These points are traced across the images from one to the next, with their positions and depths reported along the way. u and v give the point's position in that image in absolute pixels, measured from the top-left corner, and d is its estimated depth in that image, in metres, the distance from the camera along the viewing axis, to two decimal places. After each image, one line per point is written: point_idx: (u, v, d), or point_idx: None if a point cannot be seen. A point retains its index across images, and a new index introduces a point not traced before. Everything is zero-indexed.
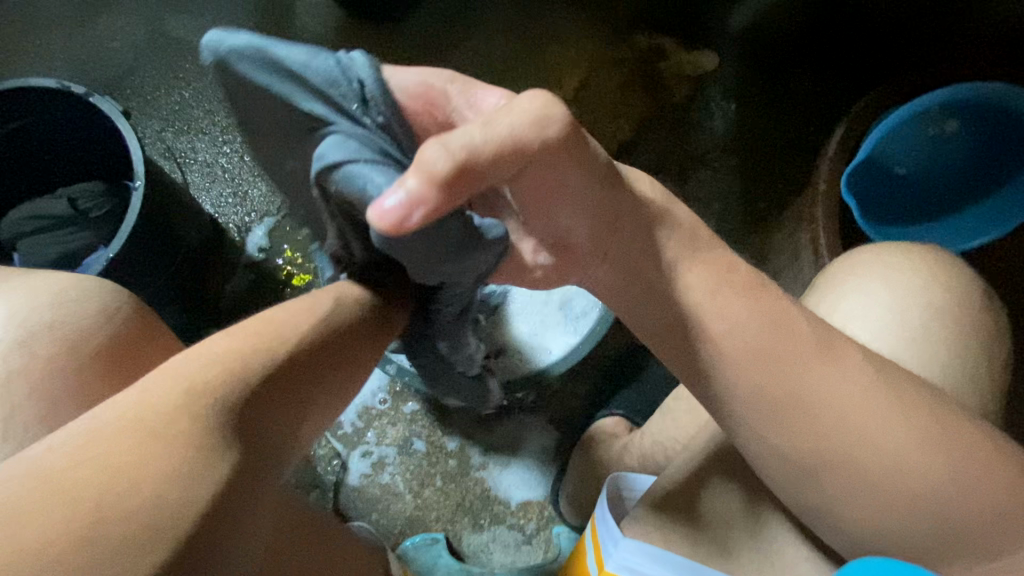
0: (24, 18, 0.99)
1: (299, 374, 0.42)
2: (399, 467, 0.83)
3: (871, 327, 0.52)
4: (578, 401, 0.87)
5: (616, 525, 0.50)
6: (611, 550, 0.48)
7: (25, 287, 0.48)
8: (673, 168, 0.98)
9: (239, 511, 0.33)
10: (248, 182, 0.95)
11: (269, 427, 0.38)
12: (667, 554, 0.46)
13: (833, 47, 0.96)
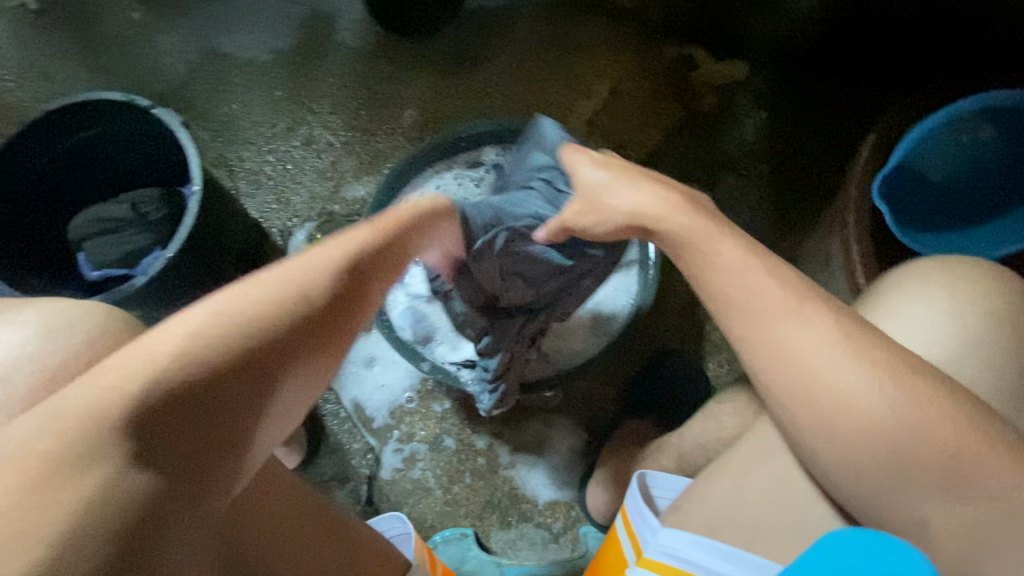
0: (90, 38, 1.07)
1: (270, 364, 0.36)
2: (429, 463, 0.86)
3: (921, 332, 0.53)
4: (604, 403, 0.88)
5: (653, 516, 0.54)
6: (649, 539, 0.51)
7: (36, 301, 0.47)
8: (701, 174, 0.99)
9: (171, 525, 0.31)
10: (291, 189, 1.00)
11: (220, 426, 0.33)
12: (706, 541, 0.49)
13: (864, 55, 0.96)
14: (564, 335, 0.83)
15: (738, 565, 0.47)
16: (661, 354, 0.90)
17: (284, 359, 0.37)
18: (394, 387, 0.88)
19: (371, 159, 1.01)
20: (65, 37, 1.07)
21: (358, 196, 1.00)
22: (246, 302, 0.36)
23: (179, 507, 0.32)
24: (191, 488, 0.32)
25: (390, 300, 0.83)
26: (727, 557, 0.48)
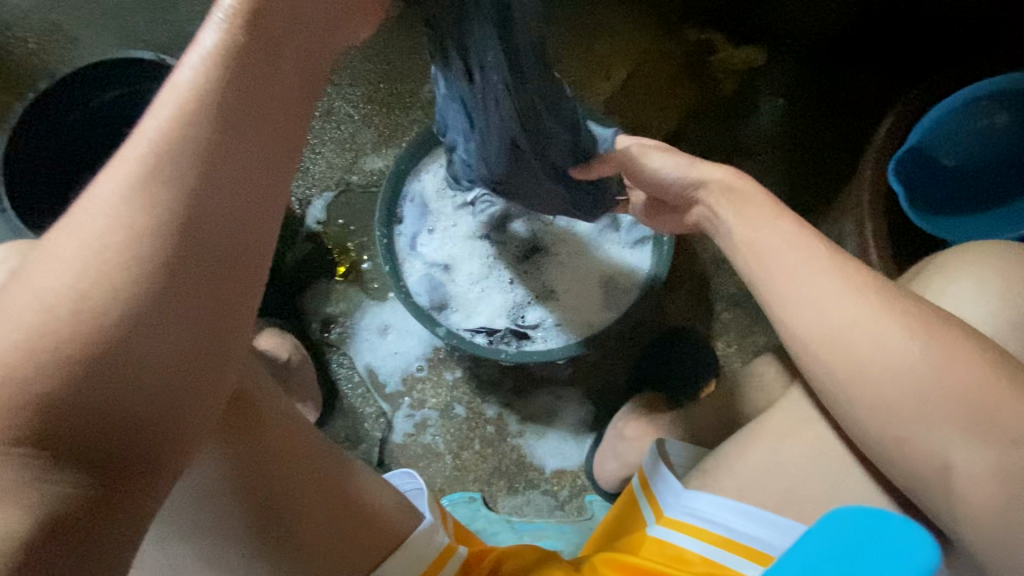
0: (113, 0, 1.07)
1: (180, 319, 0.29)
2: (440, 429, 0.88)
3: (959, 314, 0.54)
4: (614, 377, 0.90)
5: (676, 480, 0.57)
6: (670, 501, 0.55)
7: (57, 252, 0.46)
8: (716, 158, 1.00)
9: (113, 521, 0.28)
10: (309, 159, 1.00)
11: (135, 401, 0.28)
12: (736, 504, 0.51)
13: (891, 42, 0.95)
14: (577, 307, 0.85)
15: (750, 519, 0.51)
16: (672, 333, 0.92)
17: (193, 311, 0.29)
18: (407, 354, 0.90)
19: (389, 131, 1.01)
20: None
21: (376, 168, 1.00)
22: (118, 234, 0.28)
23: (115, 497, 0.28)
24: (122, 476, 0.28)
25: (407, 268, 0.85)
26: (742, 514, 0.51)
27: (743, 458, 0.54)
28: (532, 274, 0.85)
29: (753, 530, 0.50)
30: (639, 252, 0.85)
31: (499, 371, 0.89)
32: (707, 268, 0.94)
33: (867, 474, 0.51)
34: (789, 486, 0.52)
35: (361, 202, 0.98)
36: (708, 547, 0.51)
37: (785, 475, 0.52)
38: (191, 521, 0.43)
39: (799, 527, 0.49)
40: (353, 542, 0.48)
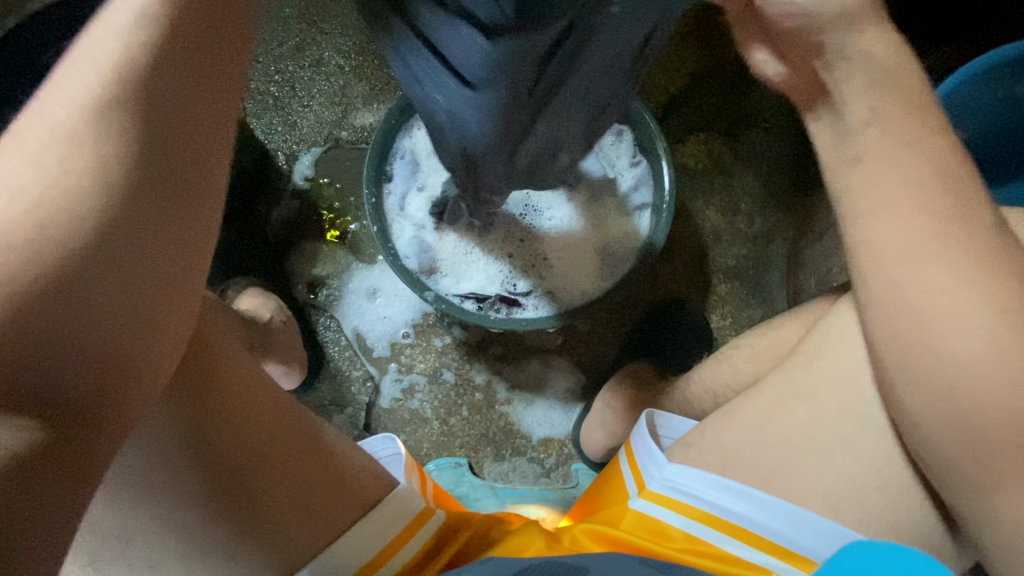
0: None
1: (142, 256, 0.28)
2: (428, 395, 0.87)
3: None
4: (606, 347, 0.89)
5: (660, 452, 0.54)
6: (653, 472, 0.53)
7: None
8: (723, 124, 0.95)
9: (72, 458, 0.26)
10: (298, 112, 0.95)
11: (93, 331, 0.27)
12: (720, 480, 0.50)
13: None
14: (569, 274, 0.82)
15: (733, 497, 0.49)
16: (666, 303, 0.91)
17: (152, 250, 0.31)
18: (395, 318, 0.88)
19: (382, 85, 0.96)
20: None
21: (367, 124, 0.95)
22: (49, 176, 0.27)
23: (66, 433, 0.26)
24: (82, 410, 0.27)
25: (396, 229, 0.82)
26: (727, 491, 0.49)
27: (732, 430, 0.52)
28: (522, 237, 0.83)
29: (735, 507, 0.49)
30: (636, 219, 0.83)
31: (489, 337, 0.88)
32: (704, 239, 0.93)
33: (863, 450, 0.49)
34: (779, 464, 0.49)
35: (351, 159, 0.94)
36: (689, 523, 0.49)
37: (778, 452, 0.50)
38: (165, 473, 0.42)
39: (784, 505, 0.48)
40: (296, 495, 0.46)
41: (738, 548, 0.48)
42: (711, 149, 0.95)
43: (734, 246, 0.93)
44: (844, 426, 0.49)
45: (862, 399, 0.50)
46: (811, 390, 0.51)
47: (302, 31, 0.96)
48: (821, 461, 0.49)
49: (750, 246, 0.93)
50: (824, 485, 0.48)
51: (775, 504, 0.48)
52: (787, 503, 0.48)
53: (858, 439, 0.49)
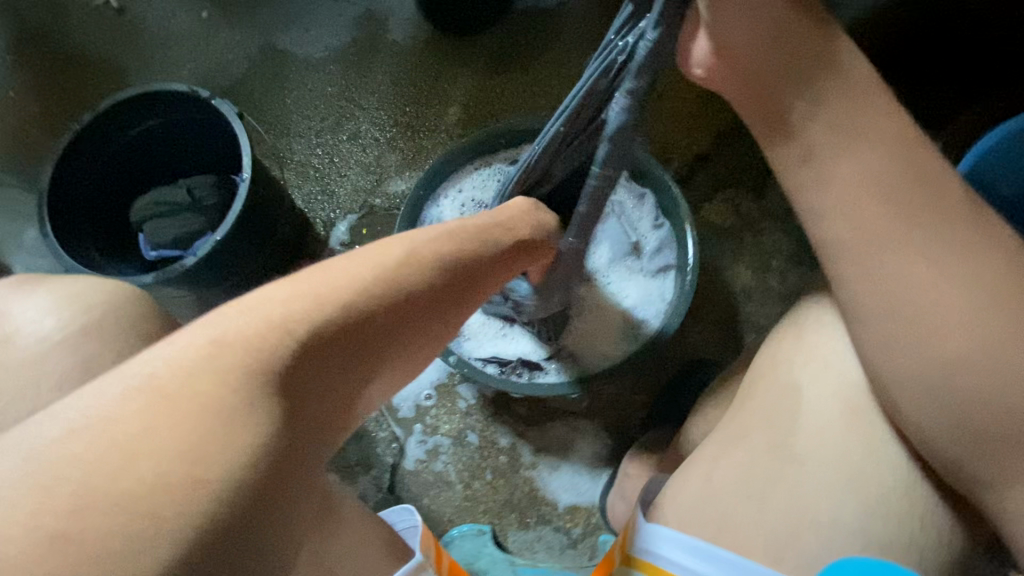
0: (159, 28, 1.09)
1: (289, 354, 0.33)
2: (452, 457, 0.86)
3: None
4: (635, 410, 0.87)
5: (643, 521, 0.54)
6: (637, 535, 0.53)
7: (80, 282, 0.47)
8: (749, 183, 0.95)
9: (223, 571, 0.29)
10: (336, 181, 1.02)
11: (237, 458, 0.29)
12: (691, 543, 0.49)
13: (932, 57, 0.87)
14: (591, 338, 0.82)
15: (714, 563, 0.48)
16: (696, 363, 0.89)
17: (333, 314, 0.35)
18: (420, 379, 0.90)
19: (414, 154, 1.02)
20: (134, 29, 1.09)
21: (399, 191, 1.01)
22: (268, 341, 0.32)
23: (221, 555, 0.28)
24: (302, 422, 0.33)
25: None
26: (707, 557, 0.48)
27: (698, 488, 0.53)
28: (579, 313, 0.82)
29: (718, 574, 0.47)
30: (661, 280, 0.82)
31: (514, 398, 0.87)
32: (735, 297, 0.91)
33: (798, 488, 0.50)
34: (748, 520, 0.49)
35: (384, 225, 0.99)
36: None
37: (729, 503, 0.51)
38: None
39: (762, 570, 0.46)
40: None
41: None
42: (737, 206, 0.94)
43: (766, 305, 0.91)
44: (775, 465, 0.51)
45: (784, 436, 0.52)
46: (788, 445, 0.52)
47: (342, 109, 1.04)
48: (760, 503, 0.50)
49: (783, 304, 0.91)
50: (767, 532, 0.48)
51: (755, 572, 0.47)
52: (746, 559, 0.47)
53: (789, 477, 0.50)
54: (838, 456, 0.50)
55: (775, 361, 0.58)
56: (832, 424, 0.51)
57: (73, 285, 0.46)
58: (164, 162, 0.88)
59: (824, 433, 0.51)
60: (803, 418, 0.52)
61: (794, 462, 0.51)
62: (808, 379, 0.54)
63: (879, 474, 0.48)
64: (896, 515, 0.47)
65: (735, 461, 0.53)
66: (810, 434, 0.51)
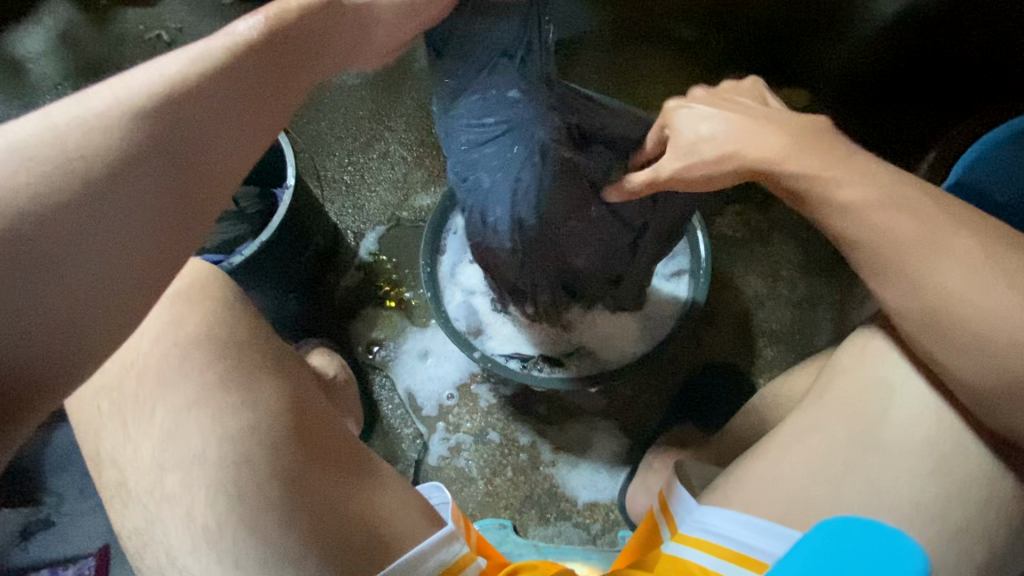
0: None
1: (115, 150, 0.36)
2: (474, 454, 0.89)
3: None
4: (651, 411, 0.90)
5: (692, 498, 0.54)
6: (685, 517, 0.53)
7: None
8: (757, 197, 1.00)
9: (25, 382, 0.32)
10: (366, 196, 1.08)
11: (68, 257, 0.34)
12: (742, 516, 0.49)
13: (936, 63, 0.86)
14: (608, 338, 0.86)
15: (767, 536, 0.47)
16: (710, 366, 0.92)
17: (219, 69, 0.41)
18: (445, 379, 0.94)
19: (440, 172, 1.09)
20: None
21: (425, 205, 1.07)
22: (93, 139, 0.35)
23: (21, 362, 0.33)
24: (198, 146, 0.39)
25: (447, 295, 0.89)
26: (761, 531, 0.47)
27: (753, 468, 0.52)
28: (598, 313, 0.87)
29: (771, 548, 0.46)
30: (675, 282, 0.87)
31: (534, 397, 0.91)
32: (746, 303, 0.95)
33: (873, 476, 0.47)
34: (805, 497, 0.48)
35: (410, 236, 1.05)
36: (721, 563, 0.47)
37: (791, 485, 0.49)
38: None
39: None
40: None
41: None
42: (747, 220, 0.99)
43: (777, 311, 0.95)
44: (857, 454, 0.49)
45: (866, 425, 0.50)
46: (864, 434, 0.49)
47: (374, 132, 1.12)
48: (833, 490, 0.48)
49: (793, 310, 0.94)
50: (841, 518, 0.46)
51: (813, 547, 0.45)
52: (806, 536, 0.46)
53: (866, 466, 0.48)
54: (928, 448, 0.47)
55: (854, 351, 0.55)
56: (927, 414, 0.48)
57: None
58: None
59: (915, 427, 0.48)
60: (894, 411, 0.49)
61: (864, 449, 0.49)
62: (899, 369, 0.51)
63: (943, 458, 0.47)
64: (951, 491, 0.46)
65: (811, 448, 0.50)
66: (900, 423, 0.49)
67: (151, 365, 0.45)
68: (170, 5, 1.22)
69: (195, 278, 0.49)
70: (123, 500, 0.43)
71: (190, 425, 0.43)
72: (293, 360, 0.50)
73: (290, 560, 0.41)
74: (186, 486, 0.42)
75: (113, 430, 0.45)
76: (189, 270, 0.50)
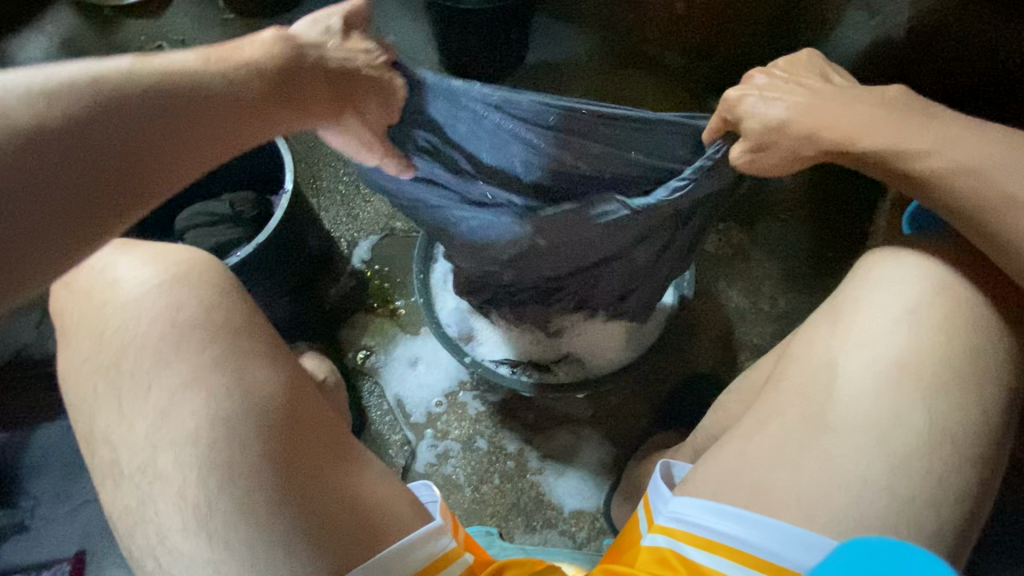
0: None
1: None
2: (461, 461, 0.90)
3: (981, 332, 0.53)
4: (638, 421, 0.91)
5: (668, 491, 0.56)
6: (661, 509, 0.54)
7: (151, 242, 0.52)
8: (741, 216, 1.03)
9: None
10: (360, 206, 1.09)
11: None
12: (707, 503, 0.51)
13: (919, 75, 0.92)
14: (596, 344, 0.88)
15: (734, 521, 0.48)
16: (695, 377, 0.94)
17: (157, 86, 0.44)
18: (433, 386, 0.94)
19: None
20: None
21: None
22: None
23: None
24: (125, 163, 0.41)
25: (439, 302, 0.91)
26: (732, 517, 0.49)
27: (722, 460, 0.54)
28: None
29: (737, 531, 0.48)
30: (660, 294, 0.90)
31: (522, 404, 0.92)
32: (729, 317, 0.98)
33: (831, 454, 0.49)
34: (765, 474, 0.50)
35: (403, 246, 1.06)
36: (699, 554, 0.49)
37: (758, 470, 0.51)
38: None
39: (786, 527, 0.46)
40: None
41: (737, 570, 0.47)
42: (729, 237, 1.03)
43: (759, 326, 0.97)
44: (809, 435, 0.51)
45: (818, 408, 0.52)
46: (820, 416, 0.52)
47: None
48: (794, 469, 0.50)
49: (774, 324, 0.97)
50: (797, 496, 0.48)
51: (779, 529, 0.47)
52: (773, 518, 0.47)
53: (821, 446, 0.50)
54: (871, 422, 0.50)
55: (814, 343, 0.57)
56: (867, 390, 0.51)
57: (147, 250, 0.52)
58: (209, 181, 0.97)
59: (859, 399, 0.51)
60: (838, 391, 0.52)
61: (824, 432, 0.51)
62: (836, 352, 0.54)
63: (923, 457, 0.48)
64: (927, 484, 0.47)
65: (769, 434, 0.53)
66: (845, 403, 0.51)
67: (149, 348, 0.46)
68: (171, 17, 1.24)
69: (195, 267, 0.50)
70: (118, 481, 0.44)
71: (183, 402, 0.45)
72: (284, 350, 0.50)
73: (279, 544, 0.41)
74: (179, 466, 0.43)
75: (110, 411, 0.45)
76: (190, 260, 0.51)
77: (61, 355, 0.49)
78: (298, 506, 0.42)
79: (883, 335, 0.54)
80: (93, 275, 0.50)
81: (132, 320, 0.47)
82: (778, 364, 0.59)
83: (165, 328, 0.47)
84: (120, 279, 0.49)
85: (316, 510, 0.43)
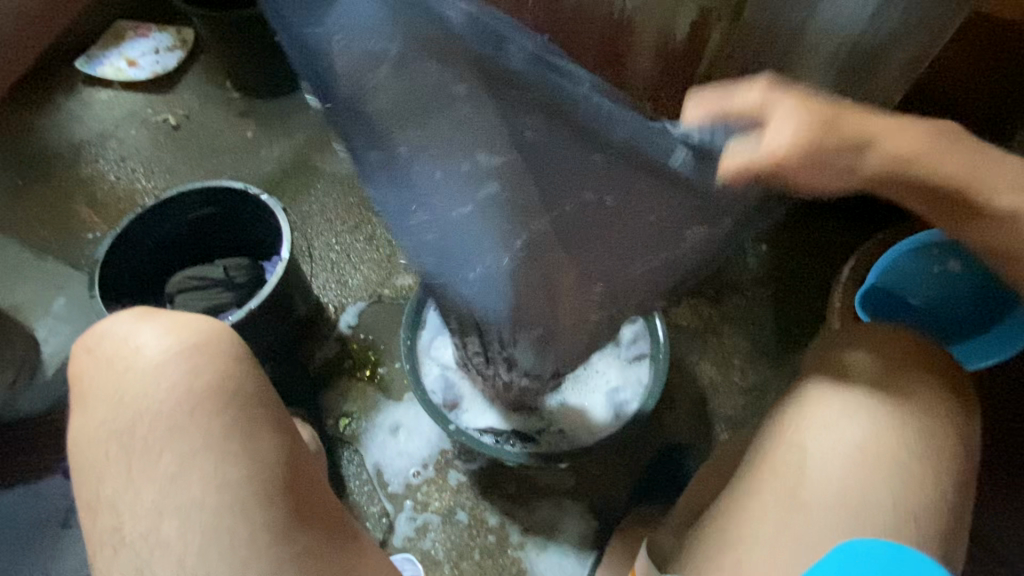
0: (210, 142, 1.26)
1: None
2: (441, 535, 0.88)
3: (923, 398, 0.57)
4: (620, 492, 0.92)
5: None
6: None
7: (172, 311, 0.56)
8: (711, 292, 1.10)
9: None
10: (349, 272, 1.12)
11: None
12: None
13: None
14: (580, 416, 0.90)
15: None
16: (672, 448, 0.96)
17: None
18: (414, 454, 0.94)
19: None
20: (186, 140, 1.26)
21: (407, 284, 1.10)
22: None
23: None
24: None
25: (424, 369, 0.93)
26: None
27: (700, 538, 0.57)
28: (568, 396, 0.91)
29: None
30: (637, 366, 0.93)
31: (505, 474, 0.92)
32: (703, 389, 1.02)
33: (807, 531, 0.52)
34: (745, 556, 0.53)
35: (388, 312, 1.08)
36: None
37: (738, 549, 0.54)
38: None
39: None
40: None
41: None
42: (699, 312, 1.09)
43: (731, 398, 1.01)
44: (785, 510, 0.54)
45: (790, 483, 0.55)
46: (795, 492, 0.54)
47: (362, 214, 1.18)
48: (772, 547, 0.52)
49: (747, 397, 1.02)
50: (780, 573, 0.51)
51: None
52: None
53: (797, 522, 0.52)
54: (842, 497, 0.53)
55: (775, 421, 0.61)
56: (839, 469, 0.54)
57: (164, 320, 0.54)
58: (204, 248, 1.00)
59: (829, 476, 0.54)
60: (809, 468, 0.55)
61: (797, 507, 0.53)
62: (805, 432, 0.57)
63: (882, 527, 0.51)
64: None
65: (749, 512, 0.55)
66: (817, 478, 0.54)
67: (163, 417, 0.49)
68: (179, 93, 1.31)
69: (212, 328, 0.54)
70: (118, 549, 0.46)
71: (191, 469, 0.47)
72: (272, 417, 0.52)
73: None
74: (182, 535, 0.46)
75: (120, 476, 0.48)
76: (207, 329, 0.54)
77: (76, 418, 0.52)
78: (283, 547, 0.46)
79: (836, 409, 0.57)
80: (117, 341, 0.53)
81: (146, 388, 0.50)
82: (754, 439, 0.62)
83: (178, 389, 0.50)
84: (142, 346, 0.52)
85: (301, 538, 0.47)
